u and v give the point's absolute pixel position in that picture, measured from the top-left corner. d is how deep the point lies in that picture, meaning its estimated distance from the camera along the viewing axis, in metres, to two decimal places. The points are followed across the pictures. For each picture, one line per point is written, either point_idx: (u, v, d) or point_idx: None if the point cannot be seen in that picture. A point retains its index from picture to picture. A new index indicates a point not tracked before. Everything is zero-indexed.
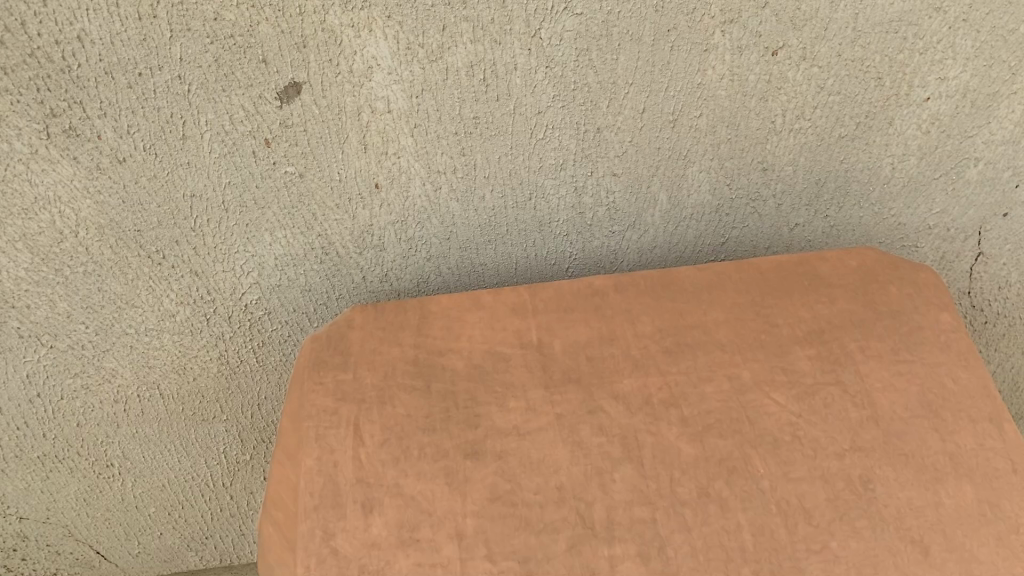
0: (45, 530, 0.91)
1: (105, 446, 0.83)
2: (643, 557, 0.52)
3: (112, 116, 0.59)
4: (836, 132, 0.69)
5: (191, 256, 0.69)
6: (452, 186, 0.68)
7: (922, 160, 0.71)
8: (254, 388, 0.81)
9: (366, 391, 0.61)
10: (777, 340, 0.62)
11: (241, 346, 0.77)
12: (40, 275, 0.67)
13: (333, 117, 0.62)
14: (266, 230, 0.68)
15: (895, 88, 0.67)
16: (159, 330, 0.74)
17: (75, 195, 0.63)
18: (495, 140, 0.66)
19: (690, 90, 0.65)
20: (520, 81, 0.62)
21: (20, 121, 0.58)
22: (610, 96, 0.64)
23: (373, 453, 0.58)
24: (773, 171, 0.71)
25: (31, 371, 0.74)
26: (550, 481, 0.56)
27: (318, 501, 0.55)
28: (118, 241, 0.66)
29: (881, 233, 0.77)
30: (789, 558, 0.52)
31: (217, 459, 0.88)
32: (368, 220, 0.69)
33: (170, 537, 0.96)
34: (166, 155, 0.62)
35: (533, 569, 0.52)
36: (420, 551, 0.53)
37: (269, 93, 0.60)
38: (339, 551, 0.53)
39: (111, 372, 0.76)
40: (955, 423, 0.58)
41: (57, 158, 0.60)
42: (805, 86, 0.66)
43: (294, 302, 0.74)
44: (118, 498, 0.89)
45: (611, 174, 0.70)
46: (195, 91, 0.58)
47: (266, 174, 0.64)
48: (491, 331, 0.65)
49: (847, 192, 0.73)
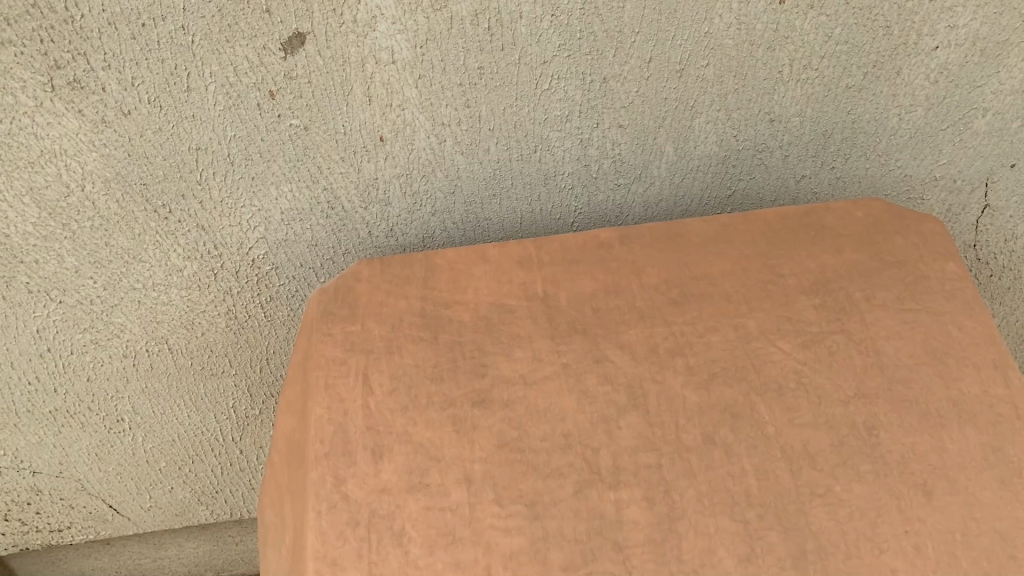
0: (58, 484, 0.92)
1: (116, 401, 0.84)
2: (648, 501, 0.53)
3: (116, 67, 0.59)
4: (843, 82, 0.69)
5: (197, 210, 0.69)
6: (457, 138, 0.68)
7: (930, 111, 0.71)
8: (262, 343, 0.81)
9: (373, 342, 0.61)
10: (782, 290, 0.63)
11: (249, 301, 0.77)
12: (48, 230, 0.68)
13: (337, 68, 0.62)
14: (272, 184, 0.68)
15: (903, 36, 0.66)
16: (167, 285, 0.74)
17: (81, 148, 0.63)
18: (500, 91, 0.65)
19: (697, 39, 0.64)
20: (525, 30, 0.62)
21: (25, 73, 0.58)
22: (616, 45, 0.64)
23: (381, 402, 0.58)
24: (780, 121, 0.71)
25: (41, 326, 0.75)
26: (556, 428, 0.56)
27: (328, 448, 0.56)
28: (124, 194, 0.66)
29: (888, 185, 0.77)
30: (793, 502, 0.53)
31: (227, 414, 0.88)
32: (373, 173, 0.69)
33: (181, 491, 0.98)
34: (171, 107, 0.61)
35: (540, 513, 0.53)
36: (429, 496, 0.54)
37: (273, 44, 0.59)
38: (350, 496, 0.54)
39: (120, 327, 0.77)
40: (959, 370, 0.58)
41: (62, 111, 0.60)
42: (812, 35, 0.65)
43: (301, 257, 0.74)
44: (129, 453, 0.90)
45: (617, 126, 0.69)
46: (199, 42, 0.58)
47: (271, 127, 0.64)
48: (497, 282, 0.65)
49: (854, 143, 0.73)
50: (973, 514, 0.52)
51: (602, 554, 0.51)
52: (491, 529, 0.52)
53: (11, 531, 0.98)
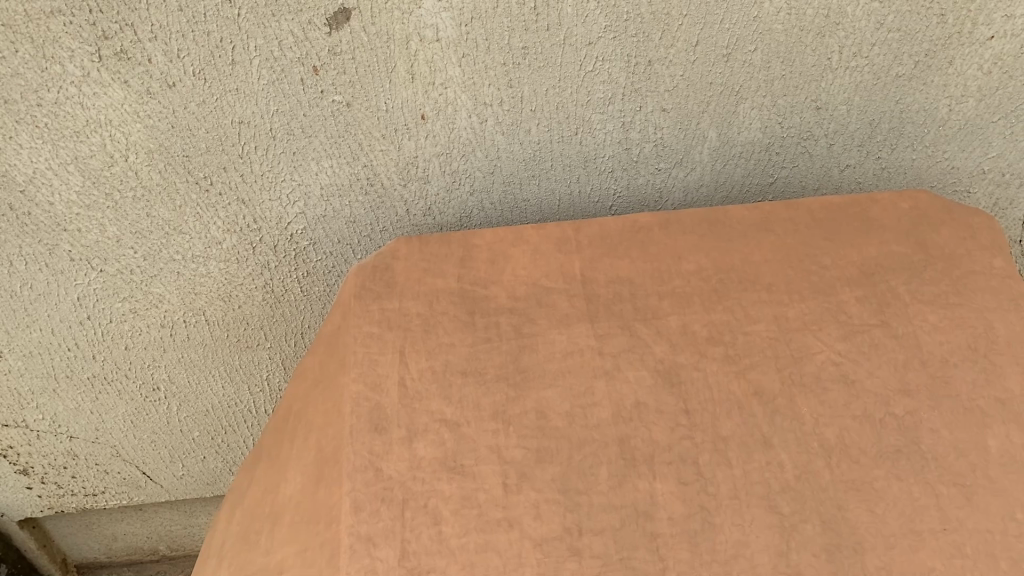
0: (93, 449, 0.94)
1: (152, 370, 0.85)
2: (684, 488, 0.53)
3: (163, 39, 0.59)
4: (893, 70, 0.67)
5: (238, 183, 0.69)
6: (499, 118, 0.68)
7: (981, 102, 0.69)
8: (297, 317, 0.82)
9: (411, 320, 0.62)
10: (824, 281, 0.62)
11: (286, 275, 0.78)
12: (92, 199, 0.68)
13: (382, 45, 0.61)
14: (313, 159, 0.68)
15: (957, 25, 0.64)
16: (206, 258, 0.75)
17: (125, 119, 0.63)
18: (544, 72, 0.65)
19: (745, 23, 0.63)
20: (571, 10, 0.61)
21: (73, 43, 0.58)
22: (663, 28, 0.63)
23: (417, 380, 0.59)
24: (827, 109, 0.70)
25: (82, 294, 0.76)
26: (591, 413, 0.56)
27: (363, 424, 0.56)
28: (166, 166, 0.67)
29: (934, 177, 0.75)
30: (829, 495, 0.52)
31: (261, 386, 0.89)
32: (413, 151, 0.69)
33: (213, 460, 0.99)
34: (216, 80, 0.62)
35: (574, 497, 0.53)
36: (463, 475, 0.54)
37: (319, 19, 0.59)
38: (384, 473, 0.54)
39: (158, 297, 0.78)
40: (1004, 368, 0.57)
41: (108, 81, 0.61)
42: (863, 22, 0.64)
43: (339, 233, 0.75)
44: (164, 421, 0.92)
45: (661, 109, 0.69)
46: (245, 16, 0.58)
47: (314, 103, 0.64)
48: (534, 264, 0.65)
49: (901, 133, 0.72)
50: (1013, 514, 0.51)
51: (636, 540, 0.51)
52: (524, 510, 0.52)
53: (47, 494, 1.00)
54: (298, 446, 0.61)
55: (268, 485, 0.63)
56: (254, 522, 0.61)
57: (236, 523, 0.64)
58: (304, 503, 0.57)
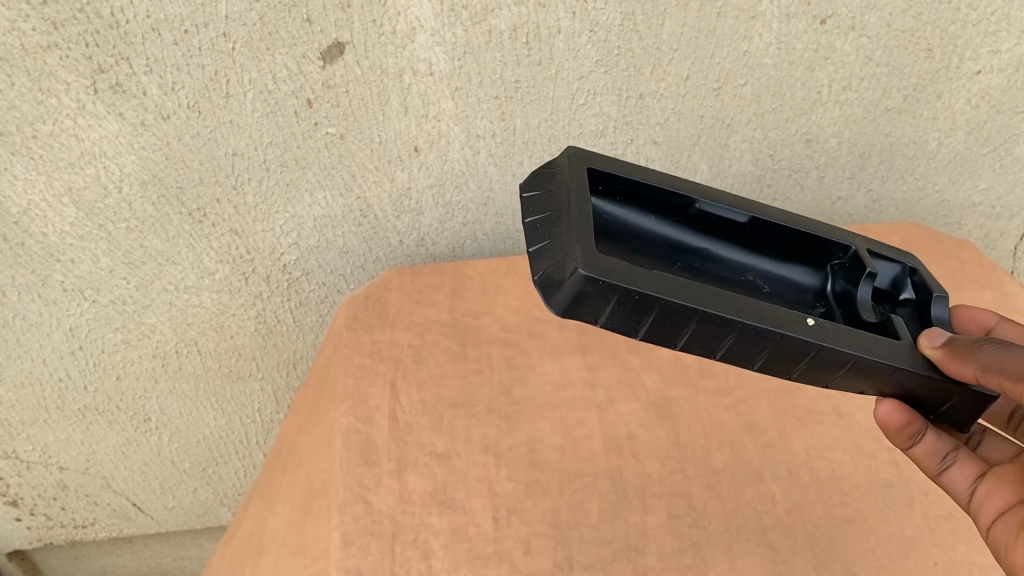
0: (84, 480, 0.93)
1: (144, 401, 0.85)
2: (675, 521, 0.52)
3: (158, 72, 0.59)
4: (882, 104, 0.68)
5: (232, 215, 0.69)
6: (491, 151, 0.68)
7: (970, 136, 0.70)
8: (289, 348, 0.82)
9: (402, 351, 0.63)
10: None
11: (279, 306, 0.78)
12: (85, 230, 0.68)
13: (375, 79, 0.62)
14: (307, 191, 0.69)
15: (945, 61, 0.65)
16: (198, 288, 0.75)
17: (120, 151, 0.63)
18: (536, 105, 0.65)
19: (736, 58, 0.64)
20: (563, 45, 0.61)
21: (69, 76, 0.58)
22: (654, 62, 0.63)
23: (408, 411, 0.59)
24: (817, 143, 0.70)
25: (74, 325, 0.76)
26: (582, 446, 0.57)
27: (352, 457, 0.56)
28: (160, 197, 0.67)
29: (925, 210, 0.76)
30: (821, 531, 0.52)
31: (252, 417, 0.89)
32: (406, 183, 0.70)
33: (204, 492, 0.98)
34: (210, 113, 0.62)
35: (564, 531, 0.52)
36: (453, 510, 0.53)
37: (312, 53, 0.59)
38: (373, 505, 0.53)
39: (150, 327, 0.77)
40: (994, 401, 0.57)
41: (103, 113, 0.61)
42: (852, 57, 0.64)
43: (332, 264, 0.75)
44: (155, 452, 0.91)
45: (652, 142, 0.69)
46: (240, 49, 0.58)
47: (307, 135, 0.64)
48: (525, 296, 0.67)
49: (891, 166, 0.72)
50: None
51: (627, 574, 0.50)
52: (515, 544, 0.51)
53: (36, 526, 0.99)
54: (287, 474, 0.60)
55: (255, 517, 0.61)
56: (238, 555, 0.59)
57: (218, 559, 0.61)
58: (292, 525, 0.55)
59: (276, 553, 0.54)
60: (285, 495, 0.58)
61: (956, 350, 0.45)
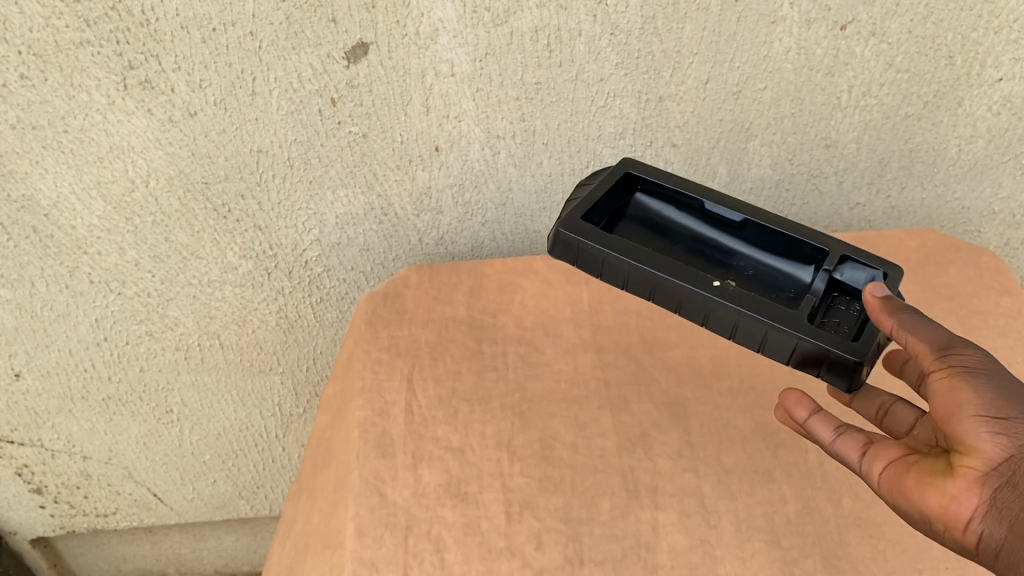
0: (106, 470, 0.95)
1: (166, 393, 0.86)
2: (686, 520, 0.53)
3: (186, 69, 0.60)
4: (902, 110, 0.68)
5: (256, 211, 0.71)
6: (511, 151, 0.69)
7: (990, 143, 0.70)
8: (309, 343, 0.83)
9: (420, 348, 0.64)
10: None
11: (300, 302, 0.79)
12: (112, 223, 0.70)
13: (397, 78, 0.63)
14: (329, 188, 0.70)
15: (966, 67, 0.65)
16: (222, 283, 0.76)
17: (148, 146, 0.64)
18: (556, 106, 0.66)
19: (755, 63, 0.64)
20: (584, 47, 0.62)
21: (100, 72, 0.59)
22: (674, 65, 0.64)
23: (424, 407, 0.60)
24: (836, 148, 0.71)
25: (100, 316, 0.77)
26: (594, 443, 0.57)
27: (368, 449, 0.57)
28: (186, 192, 0.68)
29: (944, 217, 0.76)
30: (831, 532, 0.52)
31: (272, 412, 0.91)
32: (427, 182, 0.71)
33: (223, 484, 1.00)
34: (236, 110, 0.63)
35: (576, 528, 0.53)
36: (466, 503, 0.54)
37: (337, 52, 0.60)
38: (387, 496, 0.54)
39: (174, 320, 0.79)
40: None
41: (132, 109, 0.62)
42: (873, 63, 0.65)
43: (352, 261, 0.76)
44: (176, 444, 0.93)
45: (671, 145, 0.70)
46: (266, 48, 0.59)
47: (331, 133, 0.66)
48: (542, 295, 0.67)
49: (910, 172, 0.73)
50: None
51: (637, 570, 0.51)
52: (526, 538, 0.52)
53: (59, 514, 1.01)
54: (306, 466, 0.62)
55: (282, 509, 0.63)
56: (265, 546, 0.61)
57: None
58: (314, 517, 0.57)
59: (300, 546, 0.56)
60: (304, 489, 0.60)
61: (885, 305, 0.46)
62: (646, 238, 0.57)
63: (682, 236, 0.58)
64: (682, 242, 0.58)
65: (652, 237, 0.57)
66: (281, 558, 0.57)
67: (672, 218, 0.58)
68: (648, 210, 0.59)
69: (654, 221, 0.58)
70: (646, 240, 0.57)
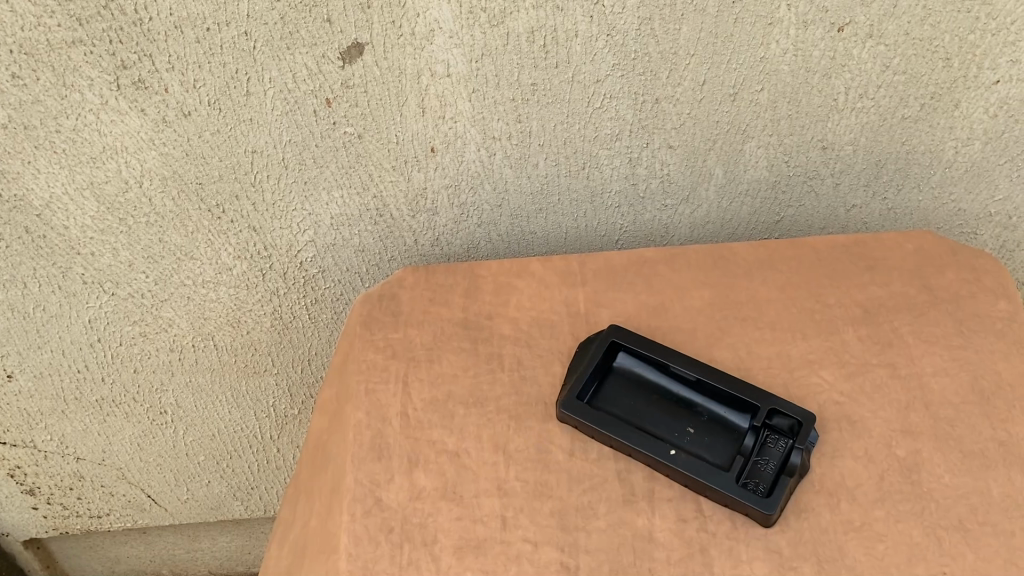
0: (100, 471, 0.95)
1: (160, 394, 0.86)
2: (682, 525, 0.53)
3: (180, 70, 0.59)
4: (899, 112, 0.68)
5: (250, 211, 0.70)
6: (507, 152, 0.69)
7: (988, 145, 0.70)
8: (304, 344, 0.83)
9: (416, 350, 0.63)
10: (828, 320, 0.63)
11: (294, 303, 0.79)
12: (106, 224, 0.69)
13: (392, 79, 0.62)
14: (324, 189, 0.69)
15: (963, 69, 0.65)
16: (216, 283, 0.76)
17: (141, 146, 0.64)
18: (552, 107, 0.66)
19: (752, 64, 0.64)
20: (580, 49, 0.62)
21: (93, 72, 0.59)
22: (670, 67, 0.64)
23: (419, 410, 0.59)
24: (833, 149, 0.71)
25: (93, 317, 0.77)
26: (591, 447, 0.57)
27: (364, 453, 0.57)
28: (180, 193, 0.68)
29: (941, 218, 0.77)
30: (829, 537, 0.52)
31: (267, 413, 0.90)
32: (422, 183, 0.70)
33: (218, 485, 1.00)
34: (230, 111, 0.63)
35: (572, 532, 0.53)
36: (462, 506, 0.54)
37: (332, 53, 0.60)
38: (383, 500, 0.54)
39: (168, 321, 0.79)
40: (1008, 411, 0.58)
41: (125, 109, 0.61)
42: (870, 64, 0.64)
43: (347, 262, 0.76)
44: (170, 445, 0.93)
45: (667, 147, 0.70)
46: (261, 48, 0.59)
47: (325, 134, 0.65)
48: (538, 297, 0.66)
49: (907, 174, 0.73)
50: (1015, 559, 0.51)
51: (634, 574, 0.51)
52: (522, 542, 0.52)
53: (52, 515, 1.00)
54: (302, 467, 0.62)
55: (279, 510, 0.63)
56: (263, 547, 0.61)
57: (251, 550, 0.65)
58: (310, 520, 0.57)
59: (296, 548, 0.56)
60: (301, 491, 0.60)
61: None
62: (618, 398, 0.59)
63: (649, 391, 0.60)
64: (652, 395, 0.60)
65: (626, 398, 0.59)
66: (278, 560, 0.57)
67: (646, 380, 0.61)
68: (629, 370, 0.61)
69: (632, 379, 0.61)
70: (619, 403, 0.59)
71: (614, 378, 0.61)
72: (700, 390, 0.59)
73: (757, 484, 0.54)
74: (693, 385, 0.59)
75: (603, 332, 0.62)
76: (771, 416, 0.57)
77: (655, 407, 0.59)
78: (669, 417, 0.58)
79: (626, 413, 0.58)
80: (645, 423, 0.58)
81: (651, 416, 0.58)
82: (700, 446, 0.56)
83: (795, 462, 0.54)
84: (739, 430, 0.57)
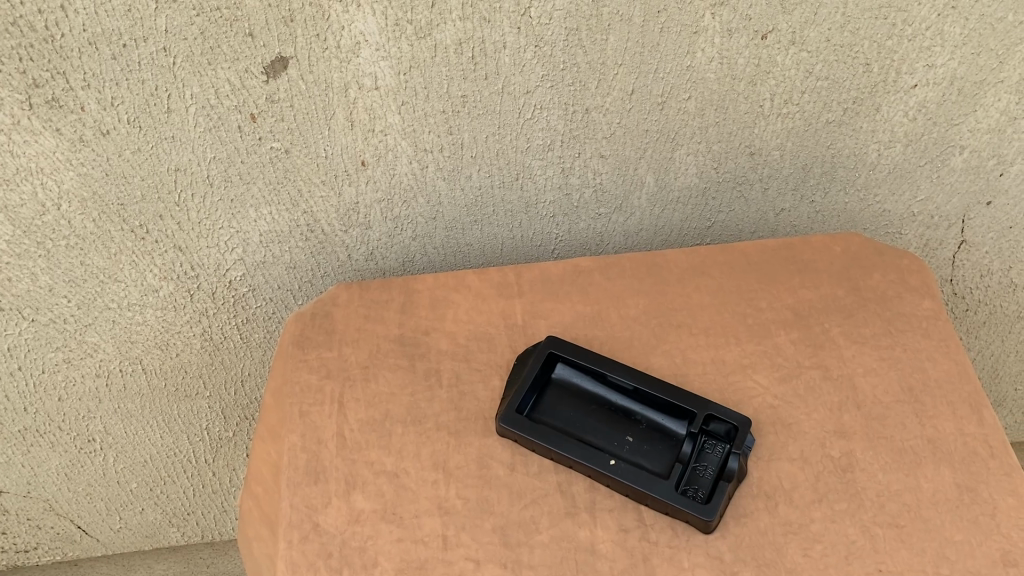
0: (25, 504, 0.91)
1: (87, 421, 0.83)
2: (624, 535, 0.53)
3: (96, 87, 0.57)
4: (823, 117, 0.69)
5: (175, 231, 0.68)
6: (439, 165, 0.68)
7: (908, 147, 0.72)
8: (237, 365, 0.81)
9: (351, 369, 0.62)
10: (761, 324, 0.64)
11: (225, 323, 0.77)
12: (23, 248, 0.66)
13: (319, 92, 0.61)
14: (252, 206, 0.68)
15: (883, 74, 0.66)
16: (142, 305, 0.74)
17: (58, 166, 0.61)
18: (483, 119, 0.65)
19: (679, 73, 0.64)
20: (509, 60, 0.61)
21: (2, 91, 0.56)
22: (599, 77, 0.64)
23: (356, 431, 0.58)
24: (760, 155, 0.72)
25: (12, 345, 0.73)
26: (531, 460, 0.57)
27: (301, 477, 0.56)
28: (101, 214, 0.65)
29: (866, 220, 0.79)
30: (768, 539, 0.53)
31: (200, 435, 0.88)
32: (354, 198, 0.69)
33: (152, 512, 0.97)
34: (151, 128, 0.60)
35: (515, 548, 0.52)
36: (403, 528, 0.53)
37: (255, 67, 0.58)
38: (321, 525, 0.53)
39: (93, 346, 0.76)
40: (934, 408, 0.59)
41: (39, 129, 0.59)
42: (793, 70, 0.65)
43: (279, 279, 0.74)
44: (100, 473, 0.89)
45: (599, 156, 0.70)
46: (180, 64, 0.57)
47: (252, 149, 0.64)
48: (475, 309, 0.66)
49: (833, 177, 0.74)
50: (946, 552, 0.52)
51: None
52: (465, 562, 0.52)
53: None
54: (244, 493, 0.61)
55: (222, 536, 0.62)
56: None
57: None
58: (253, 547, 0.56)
59: None
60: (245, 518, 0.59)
61: None
62: (557, 410, 0.59)
63: (588, 401, 0.60)
64: (591, 405, 0.60)
65: (565, 409, 0.59)
66: None
67: (585, 391, 0.61)
68: (568, 381, 0.61)
69: (570, 390, 0.60)
70: (559, 415, 0.59)
71: (552, 389, 0.61)
72: (637, 398, 0.60)
73: (696, 491, 0.54)
74: (631, 394, 0.60)
75: (540, 344, 0.62)
76: (708, 422, 0.58)
77: (594, 417, 0.59)
78: (609, 427, 0.58)
79: (565, 424, 0.58)
80: (584, 434, 0.58)
81: (590, 426, 0.58)
82: (639, 454, 0.56)
83: (732, 467, 0.55)
84: (677, 437, 0.58)
